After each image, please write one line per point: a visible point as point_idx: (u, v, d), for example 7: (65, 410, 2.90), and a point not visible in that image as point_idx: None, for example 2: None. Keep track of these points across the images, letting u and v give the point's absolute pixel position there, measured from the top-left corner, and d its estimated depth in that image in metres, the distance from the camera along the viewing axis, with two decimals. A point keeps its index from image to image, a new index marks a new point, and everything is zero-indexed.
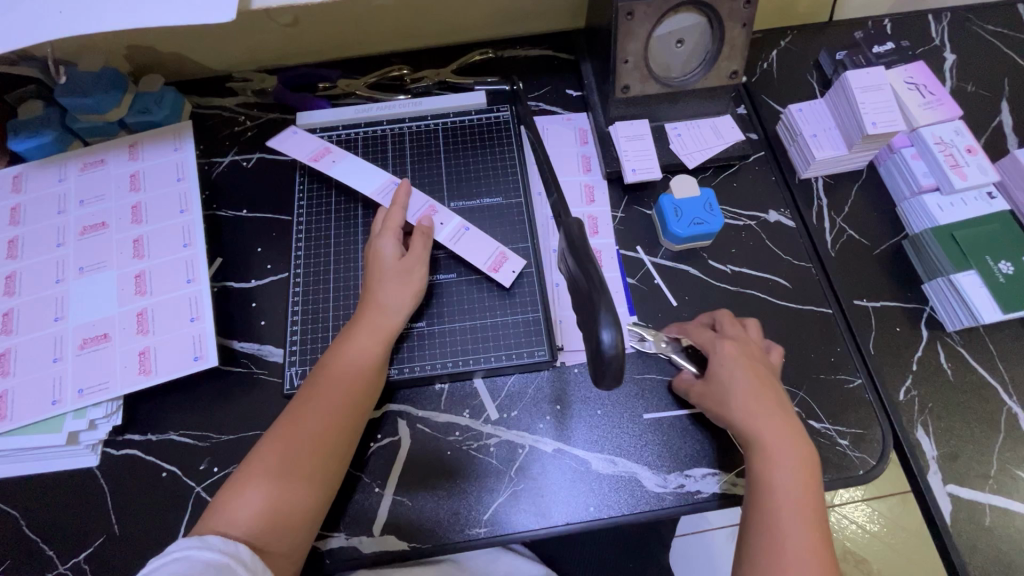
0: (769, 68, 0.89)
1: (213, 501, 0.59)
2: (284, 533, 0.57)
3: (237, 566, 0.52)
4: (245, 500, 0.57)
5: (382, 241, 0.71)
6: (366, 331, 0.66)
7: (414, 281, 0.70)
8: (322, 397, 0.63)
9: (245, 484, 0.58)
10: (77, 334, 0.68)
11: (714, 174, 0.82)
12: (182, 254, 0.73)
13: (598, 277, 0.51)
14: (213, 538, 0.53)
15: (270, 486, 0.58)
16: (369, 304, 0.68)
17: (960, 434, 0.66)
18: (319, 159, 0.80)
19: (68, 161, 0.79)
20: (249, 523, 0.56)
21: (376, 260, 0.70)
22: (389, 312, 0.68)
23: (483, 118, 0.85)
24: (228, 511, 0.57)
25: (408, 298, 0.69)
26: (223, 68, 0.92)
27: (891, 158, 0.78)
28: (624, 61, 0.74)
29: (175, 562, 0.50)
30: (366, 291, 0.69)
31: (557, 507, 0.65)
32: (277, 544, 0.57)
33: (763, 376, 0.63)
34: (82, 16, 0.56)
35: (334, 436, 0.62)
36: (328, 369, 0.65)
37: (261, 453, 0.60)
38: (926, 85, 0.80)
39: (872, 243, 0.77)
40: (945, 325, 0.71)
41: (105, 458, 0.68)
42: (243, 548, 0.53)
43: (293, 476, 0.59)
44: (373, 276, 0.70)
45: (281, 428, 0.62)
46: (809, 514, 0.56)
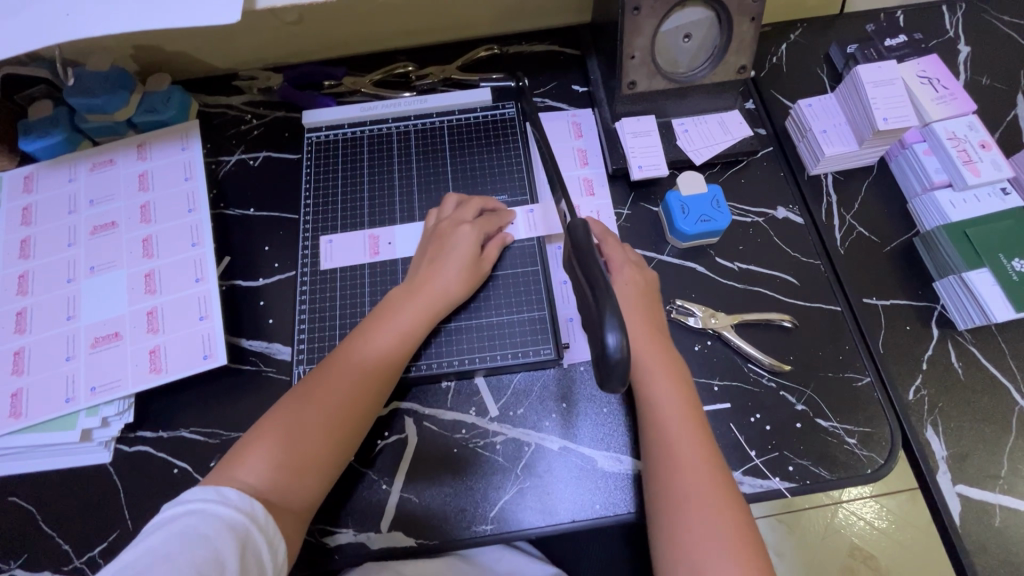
0: (778, 62, 0.88)
1: (230, 452, 0.60)
2: (299, 493, 0.59)
3: (251, 526, 0.53)
4: (263, 454, 0.58)
5: (462, 228, 0.71)
6: (419, 313, 0.68)
7: (474, 275, 0.71)
8: (366, 367, 0.64)
9: (267, 437, 0.59)
10: (88, 334, 0.69)
11: (721, 170, 0.82)
12: (190, 254, 0.73)
13: (604, 280, 0.51)
14: (228, 494, 0.54)
15: (287, 443, 0.59)
16: (426, 285, 0.69)
17: (970, 433, 0.66)
18: (379, 250, 0.77)
19: (78, 161, 0.80)
20: (267, 477, 0.57)
21: (447, 244, 0.71)
22: (443, 299, 0.69)
23: (489, 115, 0.85)
24: (247, 462, 0.58)
25: (464, 289, 0.70)
26: (229, 67, 0.92)
27: (902, 154, 0.77)
28: (631, 57, 0.73)
29: (191, 517, 0.51)
30: (424, 271, 0.70)
31: (562, 504, 0.65)
32: (289, 501, 0.58)
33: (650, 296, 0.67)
34: (90, 19, 0.56)
35: (363, 406, 0.63)
36: (374, 342, 0.65)
37: (288, 409, 0.61)
38: (940, 79, 0.79)
39: (882, 240, 0.76)
40: (957, 324, 0.70)
41: (117, 455, 0.69)
42: (258, 506, 0.54)
43: (318, 438, 0.60)
44: (437, 258, 0.70)
45: (312, 385, 0.62)
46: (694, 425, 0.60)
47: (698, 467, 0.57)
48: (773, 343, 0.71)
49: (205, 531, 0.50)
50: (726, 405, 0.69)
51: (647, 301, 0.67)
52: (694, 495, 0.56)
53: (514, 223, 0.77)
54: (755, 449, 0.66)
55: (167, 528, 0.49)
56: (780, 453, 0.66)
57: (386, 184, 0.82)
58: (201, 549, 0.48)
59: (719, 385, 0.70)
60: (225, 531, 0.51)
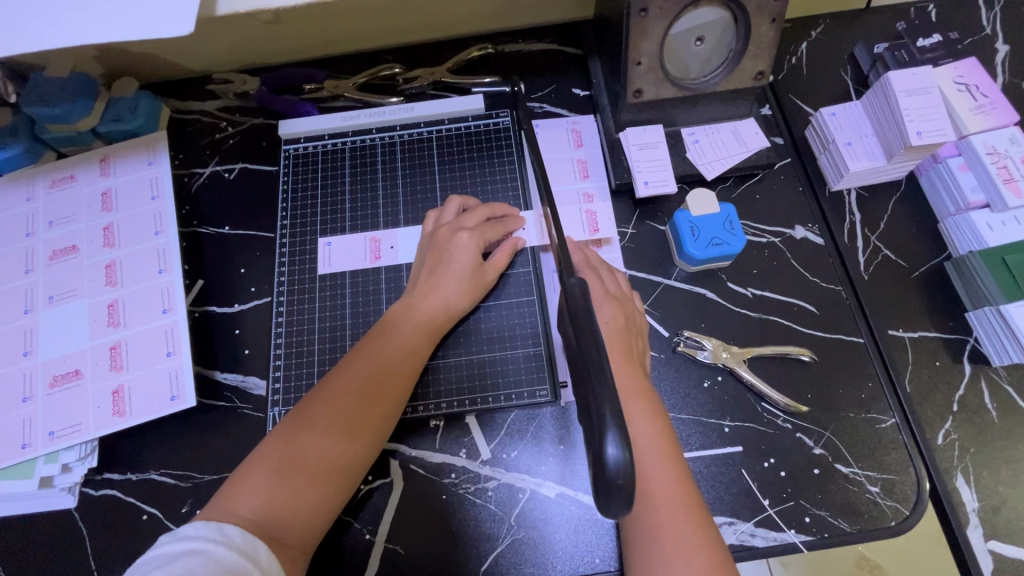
0: (798, 63, 0.80)
1: (223, 486, 0.54)
2: (302, 528, 0.53)
3: (254, 571, 0.46)
4: (259, 486, 0.53)
5: (466, 236, 0.66)
6: (419, 328, 0.64)
7: (479, 285, 0.67)
8: (369, 386, 0.59)
9: (264, 468, 0.54)
10: (47, 372, 0.64)
11: (734, 184, 0.75)
12: (157, 281, 0.68)
13: (601, 366, 0.42)
14: (230, 533, 0.48)
15: (286, 475, 0.54)
16: (427, 298, 0.65)
17: (1004, 482, 0.61)
18: (381, 255, 0.73)
19: (36, 177, 0.73)
20: (269, 510, 0.52)
21: (448, 253, 0.66)
22: (448, 313, 0.65)
23: (481, 124, 0.78)
24: (243, 500, 0.52)
25: (468, 300, 0.66)
26: (201, 68, 0.85)
27: (934, 169, 0.70)
28: (637, 63, 0.65)
29: (189, 558, 0.44)
30: (423, 283, 0.65)
31: (557, 558, 0.61)
32: (292, 537, 0.52)
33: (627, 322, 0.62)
34: (27, 35, 0.50)
35: (367, 429, 0.58)
36: (373, 359, 0.61)
37: (287, 436, 0.56)
38: (978, 85, 0.72)
39: (910, 264, 0.70)
40: (991, 360, 0.64)
41: (82, 500, 0.64)
42: (261, 548, 0.48)
43: (322, 465, 0.55)
44: (438, 268, 0.66)
45: (309, 411, 0.57)
46: (668, 455, 0.54)
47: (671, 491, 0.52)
48: (790, 379, 0.65)
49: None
50: (738, 448, 0.63)
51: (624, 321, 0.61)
52: (674, 538, 0.49)
53: (525, 227, 0.72)
54: (769, 498, 0.61)
55: (163, 567, 0.44)
56: (796, 502, 0.61)
57: (368, 201, 0.75)
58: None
59: (730, 426, 0.64)
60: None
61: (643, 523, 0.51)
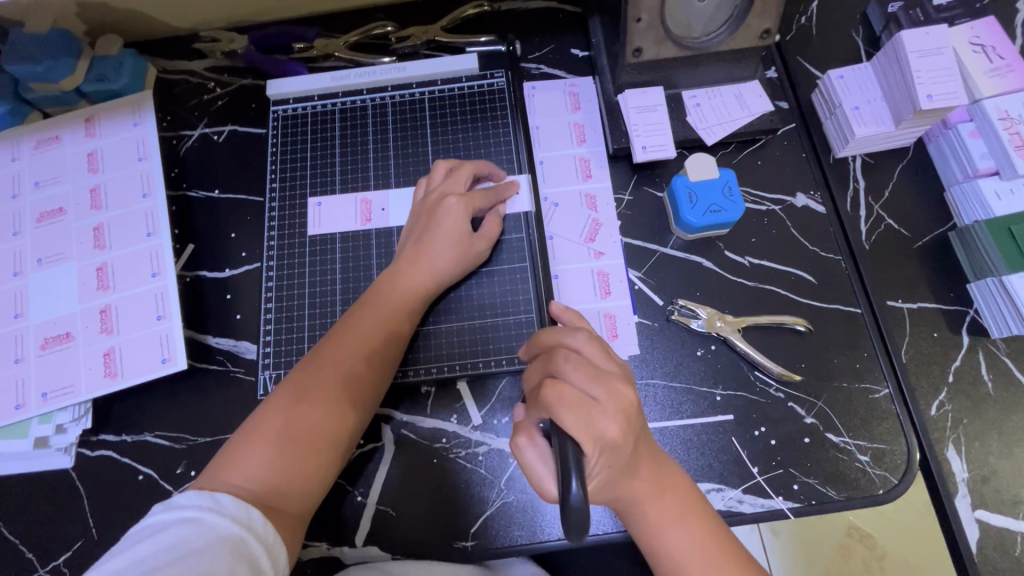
0: (807, 23, 0.77)
1: (216, 458, 0.54)
2: (301, 493, 0.54)
3: (249, 537, 0.48)
4: (254, 459, 0.53)
5: (452, 202, 0.64)
6: (407, 297, 0.63)
7: (468, 252, 0.66)
8: (357, 357, 0.59)
9: (257, 441, 0.54)
10: (38, 334, 0.64)
11: (736, 150, 0.72)
12: (145, 245, 0.67)
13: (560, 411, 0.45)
14: (224, 501, 0.49)
15: (281, 447, 0.54)
16: (415, 266, 0.64)
17: (996, 453, 0.60)
18: (372, 217, 0.71)
19: (20, 137, 0.72)
20: (263, 479, 0.52)
21: (436, 219, 0.64)
22: (435, 281, 0.64)
23: (474, 86, 0.76)
24: (238, 473, 0.52)
25: (456, 267, 0.65)
26: (186, 26, 0.82)
27: (944, 135, 0.68)
28: (637, 20, 0.62)
29: (183, 526, 0.46)
30: (411, 251, 0.64)
31: (546, 522, 0.61)
32: (291, 502, 0.53)
33: (615, 371, 0.50)
34: None
35: (359, 397, 0.58)
36: (362, 328, 0.60)
37: (275, 410, 0.56)
38: (995, 47, 0.69)
39: (914, 234, 0.68)
40: (990, 331, 0.63)
41: (79, 460, 0.64)
42: (255, 514, 0.49)
43: (313, 435, 0.55)
44: (426, 235, 0.64)
45: (299, 382, 0.57)
46: (667, 484, 0.52)
47: (674, 522, 0.51)
48: (784, 350, 0.65)
49: (197, 543, 0.45)
50: (729, 417, 0.63)
51: (598, 372, 0.49)
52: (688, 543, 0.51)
53: (518, 192, 0.70)
54: (758, 466, 0.61)
55: (158, 536, 0.45)
56: (785, 470, 0.61)
57: (359, 164, 0.74)
58: (192, 562, 0.43)
59: (722, 395, 0.63)
60: (220, 543, 0.46)
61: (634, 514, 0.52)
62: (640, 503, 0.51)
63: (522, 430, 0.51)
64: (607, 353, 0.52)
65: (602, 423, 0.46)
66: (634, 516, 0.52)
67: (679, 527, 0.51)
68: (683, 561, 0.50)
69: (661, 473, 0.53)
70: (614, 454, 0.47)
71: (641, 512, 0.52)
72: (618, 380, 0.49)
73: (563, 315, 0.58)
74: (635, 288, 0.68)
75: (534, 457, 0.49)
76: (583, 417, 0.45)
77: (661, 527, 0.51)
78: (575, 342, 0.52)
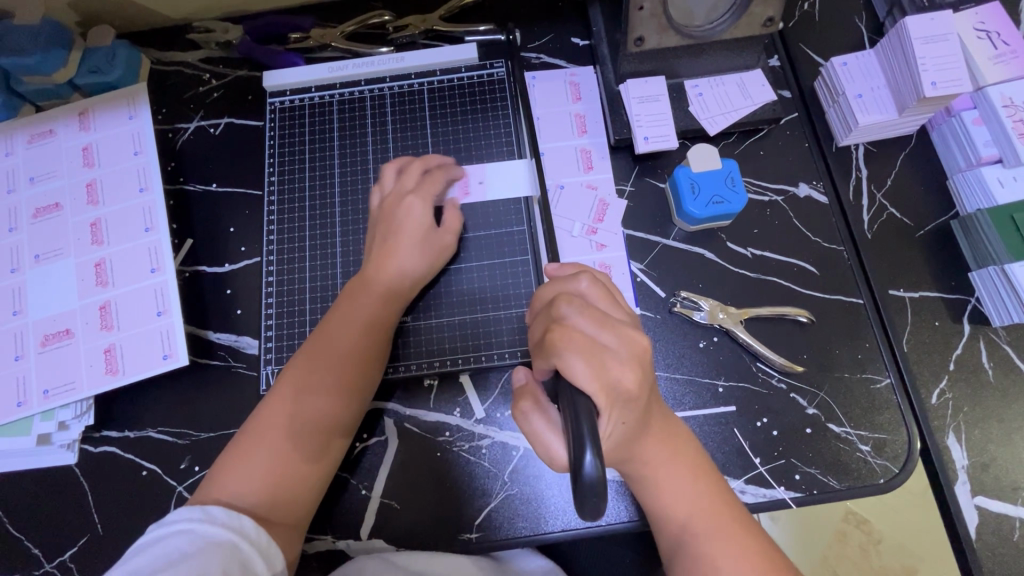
0: (811, 10, 0.76)
1: (212, 467, 0.55)
2: (293, 502, 0.55)
3: (242, 543, 0.48)
4: (244, 475, 0.53)
5: (411, 199, 0.64)
6: (381, 298, 0.62)
7: (435, 249, 0.65)
8: (331, 365, 0.58)
9: (245, 460, 0.54)
10: (38, 331, 0.64)
11: (738, 140, 0.72)
12: (143, 240, 0.66)
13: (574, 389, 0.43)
14: (216, 511, 0.49)
15: (272, 461, 0.54)
16: (384, 268, 0.62)
17: (996, 441, 0.61)
18: (469, 190, 0.70)
19: (14, 132, 0.71)
20: (254, 494, 0.53)
21: (398, 218, 0.63)
22: (402, 277, 0.62)
23: (474, 76, 0.75)
24: (229, 489, 0.52)
25: (427, 262, 0.64)
26: (179, 17, 0.80)
27: (947, 123, 0.67)
28: (639, 8, 0.61)
29: (176, 540, 0.46)
30: (379, 253, 0.63)
31: (550, 513, 0.62)
32: (288, 511, 0.54)
33: (622, 317, 0.49)
34: None
35: (339, 398, 0.58)
36: (334, 334, 0.59)
37: (255, 430, 0.55)
38: (1001, 33, 0.68)
39: (916, 223, 0.68)
40: (992, 321, 0.63)
41: (82, 456, 0.64)
42: (249, 523, 0.49)
43: (301, 442, 0.56)
44: (391, 234, 0.63)
45: (283, 386, 0.57)
46: (677, 445, 0.52)
47: (680, 482, 0.51)
48: (787, 340, 0.65)
49: (191, 554, 0.45)
50: (732, 407, 0.63)
51: (606, 319, 0.47)
52: (693, 507, 0.50)
53: (515, 178, 0.71)
54: (760, 456, 0.61)
55: (151, 551, 0.45)
56: (787, 460, 0.61)
57: (357, 156, 0.73)
58: (186, 573, 0.43)
59: (724, 386, 0.64)
60: (216, 552, 0.46)
61: (642, 476, 0.52)
62: (648, 463, 0.51)
63: (524, 395, 0.49)
64: (615, 300, 0.51)
65: (618, 371, 0.45)
66: (641, 478, 0.52)
67: (685, 483, 0.51)
68: (689, 518, 0.50)
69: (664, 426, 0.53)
70: (629, 407, 0.46)
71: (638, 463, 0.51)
72: (628, 325, 0.48)
73: (559, 271, 0.56)
74: (638, 280, 0.68)
75: (540, 424, 0.47)
76: (594, 365, 0.44)
77: (668, 488, 0.51)
78: (579, 287, 0.51)
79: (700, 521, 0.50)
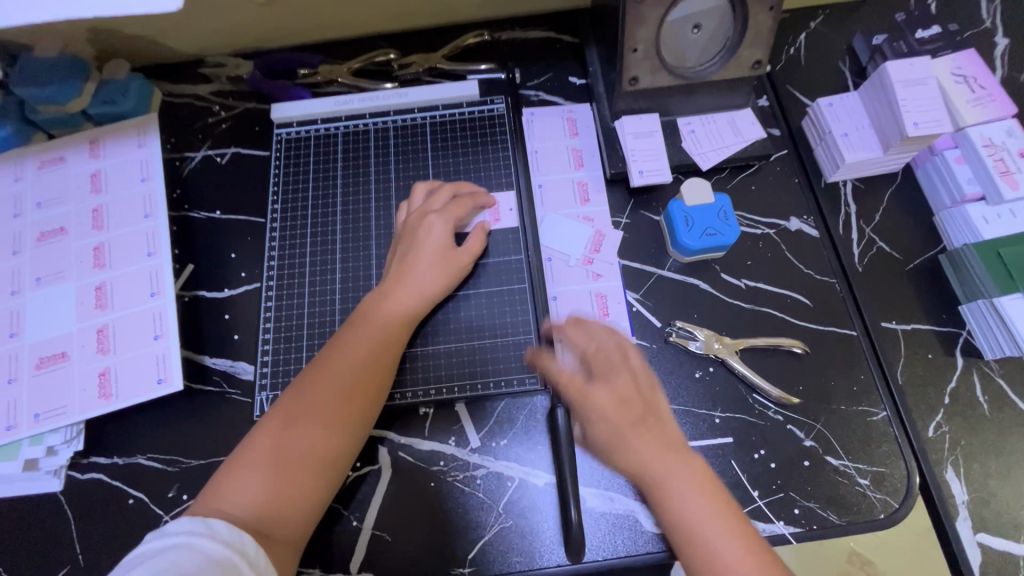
0: (796, 54, 0.80)
1: (213, 478, 0.54)
2: (291, 519, 0.53)
3: (240, 563, 0.46)
4: (248, 484, 0.53)
5: (434, 219, 0.66)
6: (392, 314, 0.63)
7: (452, 267, 0.66)
8: (343, 380, 0.58)
9: (250, 469, 0.53)
10: (34, 353, 0.64)
11: (730, 175, 0.74)
12: (145, 264, 0.67)
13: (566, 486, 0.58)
14: (217, 526, 0.47)
15: (276, 473, 0.53)
16: (400, 284, 0.64)
17: (994, 475, 0.60)
18: (500, 217, 0.72)
19: (25, 158, 0.73)
20: (255, 507, 0.52)
21: (419, 237, 0.66)
22: (415, 294, 0.64)
23: (476, 111, 0.78)
24: (231, 499, 0.52)
25: (442, 282, 0.65)
26: (193, 52, 0.84)
27: (931, 161, 0.70)
28: (633, 50, 0.65)
29: (175, 554, 0.45)
30: (396, 270, 0.65)
31: (545, 549, 0.60)
32: (288, 524, 0.53)
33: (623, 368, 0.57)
34: None
35: (346, 409, 0.58)
36: (350, 344, 0.60)
37: (261, 440, 0.55)
38: (976, 77, 0.72)
39: (905, 256, 0.69)
40: (984, 353, 0.64)
41: (68, 483, 0.63)
42: (247, 539, 0.48)
43: (306, 458, 0.55)
44: (410, 252, 0.65)
45: (292, 397, 0.57)
46: (710, 493, 0.51)
47: (720, 538, 0.48)
48: (782, 371, 0.65)
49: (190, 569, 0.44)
50: (729, 439, 0.63)
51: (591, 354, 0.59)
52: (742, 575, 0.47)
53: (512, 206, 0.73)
54: (758, 490, 0.61)
55: (150, 565, 0.44)
56: (785, 494, 0.60)
57: (360, 186, 0.75)
58: None
59: (721, 417, 0.63)
60: (212, 568, 0.44)
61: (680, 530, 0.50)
62: (679, 515, 0.50)
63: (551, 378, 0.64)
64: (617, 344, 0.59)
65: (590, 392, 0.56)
66: (678, 535, 0.50)
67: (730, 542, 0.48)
68: None
69: (700, 480, 0.51)
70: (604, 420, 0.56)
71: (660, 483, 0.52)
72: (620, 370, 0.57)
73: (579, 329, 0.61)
74: (634, 310, 0.69)
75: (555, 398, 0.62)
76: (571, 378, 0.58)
77: (709, 549, 0.48)
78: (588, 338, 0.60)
79: None
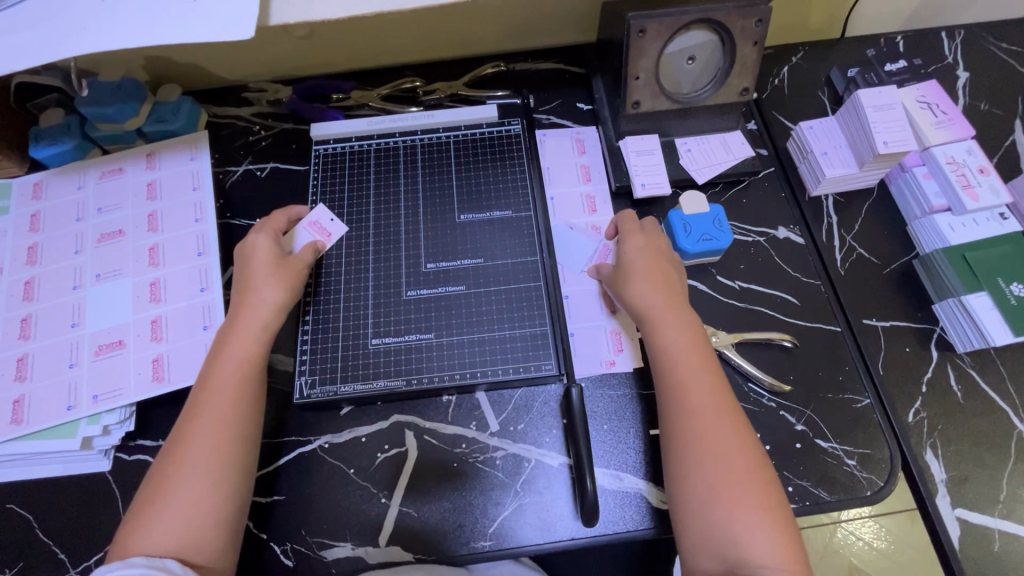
0: (780, 84, 0.89)
1: (123, 534, 0.56)
2: (210, 544, 0.55)
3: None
4: (158, 525, 0.55)
5: (256, 238, 0.72)
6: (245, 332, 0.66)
7: (289, 273, 0.71)
8: (222, 403, 0.61)
9: (157, 512, 0.56)
10: (92, 342, 0.70)
11: (723, 190, 0.82)
12: (195, 263, 0.74)
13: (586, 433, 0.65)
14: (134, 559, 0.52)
15: (182, 506, 0.56)
16: (247, 304, 0.67)
17: (969, 457, 0.66)
18: (329, 232, 0.79)
19: (87, 169, 0.80)
20: (169, 543, 0.54)
21: (247, 259, 0.70)
22: (262, 308, 0.67)
23: (494, 131, 0.86)
24: (142, 544, 0.54)
25: (285, 289, 0.69)
26: (239, 79, 0.93)
27: (902, 177, 0.78)
28: (635, 78, 0.74)
29: None
30: (237, 293, 0.69)
31: (559, 523, 0.65)
32: (206, 549, 0.55)
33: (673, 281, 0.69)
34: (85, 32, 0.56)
35: (223, 426, 0.60)
36: (209, 371, 0.63)
37: (163, 483, 0.57)
38: (938, 104, 0.81)
39: (882, 261, 0.77)
40: (956, 346, 0.71)
41: (117, 463, 0.68)
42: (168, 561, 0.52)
43: (210, 484, 0.57)
44: (245, 275, 0.69)
45: (181, 436, 0.60)
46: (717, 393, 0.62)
47: (715, 423, 0.59)
48: (774, 362, 0.71)
49: None
50: None
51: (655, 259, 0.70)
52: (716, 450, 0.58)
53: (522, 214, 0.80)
54: None
55: None
56: (780, 473, 0.66)
57: (390, 196, 0.82)
58: None
59: None
60: None
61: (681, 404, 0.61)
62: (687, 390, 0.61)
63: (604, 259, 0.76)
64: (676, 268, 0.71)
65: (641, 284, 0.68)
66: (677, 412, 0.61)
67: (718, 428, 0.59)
68: (710, 457, 0.57)
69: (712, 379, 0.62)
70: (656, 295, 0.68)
71: (690, 420, 0.59)
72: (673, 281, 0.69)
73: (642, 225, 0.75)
74: None
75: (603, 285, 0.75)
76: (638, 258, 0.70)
77: (699, 428, 0.59)
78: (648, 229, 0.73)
79: (718, 456, 0.57)
